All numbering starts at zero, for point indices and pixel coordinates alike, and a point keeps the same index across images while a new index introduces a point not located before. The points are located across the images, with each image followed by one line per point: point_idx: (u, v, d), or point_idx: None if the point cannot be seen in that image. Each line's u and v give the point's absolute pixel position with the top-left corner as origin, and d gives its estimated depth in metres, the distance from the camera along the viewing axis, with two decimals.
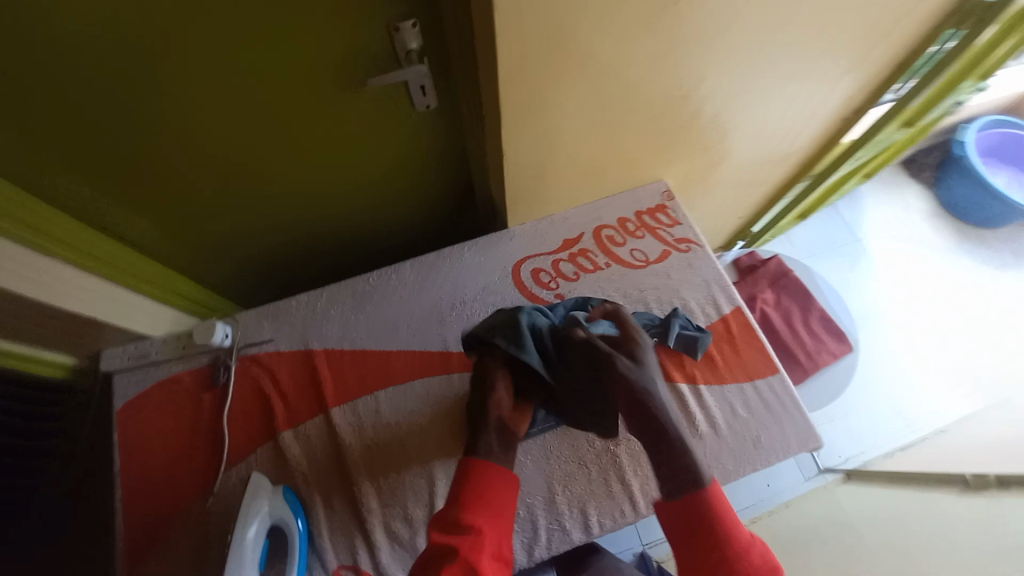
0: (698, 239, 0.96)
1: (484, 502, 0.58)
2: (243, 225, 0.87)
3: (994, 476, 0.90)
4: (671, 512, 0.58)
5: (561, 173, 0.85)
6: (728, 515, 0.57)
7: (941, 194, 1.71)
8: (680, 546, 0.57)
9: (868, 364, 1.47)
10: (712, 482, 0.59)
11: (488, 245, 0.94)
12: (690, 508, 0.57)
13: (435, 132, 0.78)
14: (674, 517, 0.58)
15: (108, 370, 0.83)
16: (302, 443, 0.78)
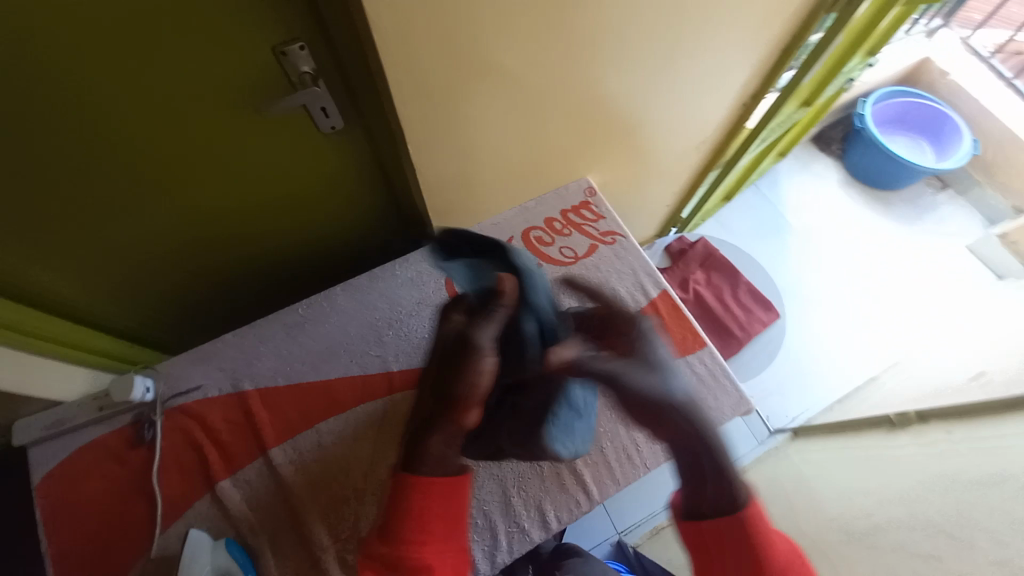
0: (623, 231, 1.00)
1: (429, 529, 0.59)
2: (158, 271, 0.83)
3: (915, 413, 0.99)
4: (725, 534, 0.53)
5: (485, 179, 0.88)
6: (761, 540, 0.53)
7: (847, 164, 1.88)
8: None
9: (801, 328, 1.58)
10: (745, 510, 0.53)
11: (420, 259, 0.93)
12: (726, 527, 0.53)
13: (351, 154, 0.78)
14: (705, 538, 0.55)
15: (23, 443, 0.76)
16: (243, 489, 0.74)
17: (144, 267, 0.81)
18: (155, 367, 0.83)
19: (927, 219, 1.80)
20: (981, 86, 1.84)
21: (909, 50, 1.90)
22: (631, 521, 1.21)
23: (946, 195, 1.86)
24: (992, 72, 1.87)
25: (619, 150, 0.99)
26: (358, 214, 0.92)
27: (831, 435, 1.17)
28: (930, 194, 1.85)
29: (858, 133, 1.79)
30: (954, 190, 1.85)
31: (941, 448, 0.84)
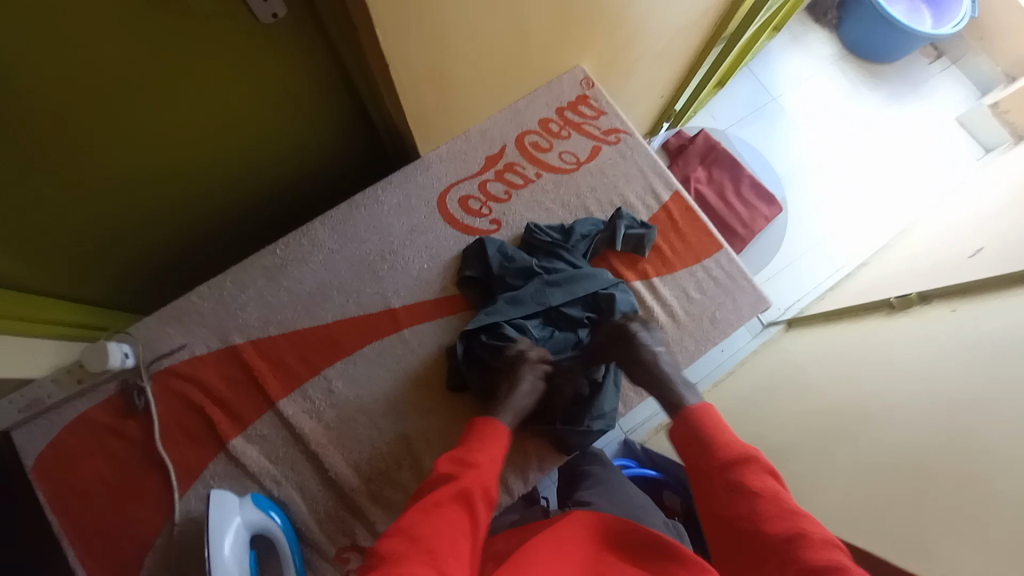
0: (628, 127, 0.89)
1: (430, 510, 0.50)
2: (101, 221, 0.72)
3: (916, 294, 1.01)
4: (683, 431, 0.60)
5: (470, 81, 0.74)
6: (718, 431, 0.57)
7: (843, 36, 1.73)
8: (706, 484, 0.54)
9: (795, 219, 1.55)
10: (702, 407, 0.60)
11: (404, 180, 0.82)
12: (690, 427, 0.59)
13: (307, 62, 0.65)
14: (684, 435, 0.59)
15: (3, 429, 0.70)
16: (258, 444, 0.71)
17: (82, 217, 0.70)
18: (128, 330, 0.74)
19: (924, 89, 1.71)
20: None
21: None
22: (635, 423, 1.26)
23: (944, 62, 1.76)
24: None
25: (618, 34, 0.85)
26: (325, 135, 0.79)
27: (827, 323, 1.20)
28: (925, 64, 1.74)
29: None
30: (952, 56, 1.75)
31: (940, 326, 0.85)
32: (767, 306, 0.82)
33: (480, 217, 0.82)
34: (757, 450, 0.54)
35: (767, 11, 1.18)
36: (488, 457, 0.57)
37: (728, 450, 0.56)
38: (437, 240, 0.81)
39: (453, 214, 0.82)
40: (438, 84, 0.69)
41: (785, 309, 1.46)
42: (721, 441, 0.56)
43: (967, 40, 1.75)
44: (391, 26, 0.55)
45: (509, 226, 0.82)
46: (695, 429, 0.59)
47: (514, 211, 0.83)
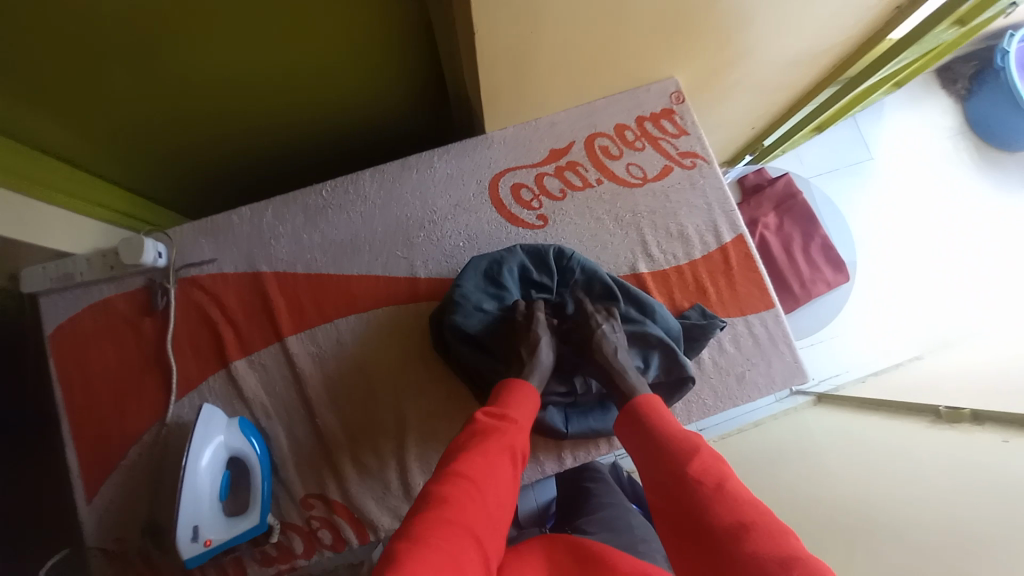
0: (707, 153, 0.83)
1: (518, 400, 0.55)
2: (158, 124, 0.72)
3: (970, 411, 0.91)
4: (637, 432, 0.54)
5: (554, 69, 0.69)
6: (664, 423, 0.53)
7: (968, 109, 1.54)
8: (645, 453, 0.51)
9: (858, 291, 1.44)
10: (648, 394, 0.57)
11: (462, 153, 0.80)
12: (633, 414, 0.56)
13: (394, 4, 0.60)
14: (637, 429, 0.54)
15: (31, 291, 0.73)
16: (258, 374, 0.72)
17: (144, 115, 0.69)
18: (167, 232, 0.76)
19: None
20: None
21: None
22: None
23: None
24: None
25: (726, 51, 0.77)
26: (395, 89, 0.76)
27: (860, 411, 1.11)
28: None
29: (999, 73, 1.42)
30: None
31: (990, 456, 0.76)
32: (803, 380, 0.76)
33: (527, 210, 0.79)
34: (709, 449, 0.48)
35: (896, 65, 1.05)
36: (523, 415, 0.54)
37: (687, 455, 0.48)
38: (478, 222, 0.78)
39: (502, 200, 0.79)
40: (520, 61, 0.64)
41: (818, 382, 1.37)
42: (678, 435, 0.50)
43: None
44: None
45: (554, 227, 0.79)
46: (636, 418, 0.55)
47: (564, 212, 0.80)
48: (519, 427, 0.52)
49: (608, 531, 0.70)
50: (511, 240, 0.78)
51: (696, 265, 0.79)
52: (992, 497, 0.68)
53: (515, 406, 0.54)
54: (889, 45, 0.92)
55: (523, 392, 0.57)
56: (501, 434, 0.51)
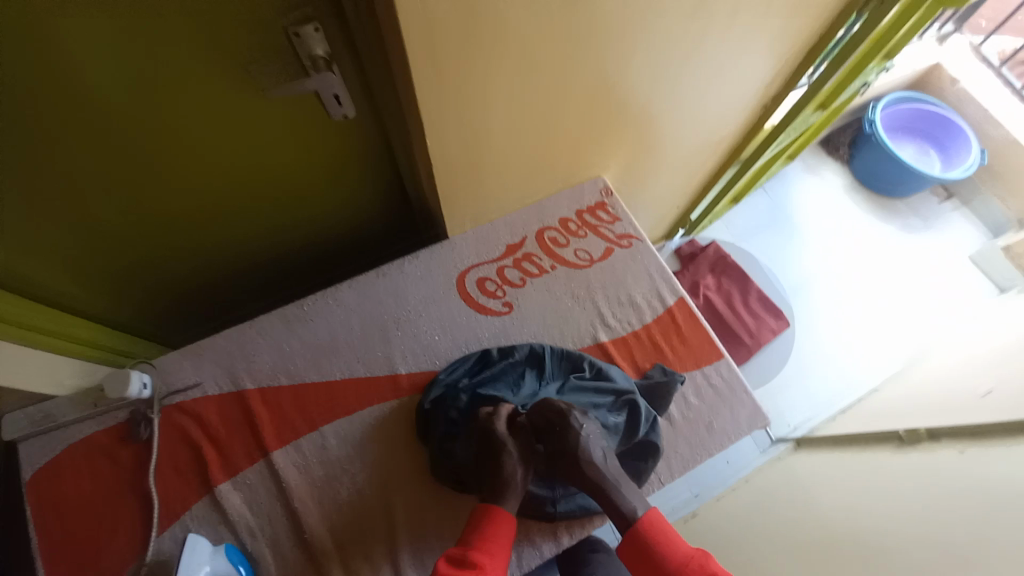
0: (640, 233, 0.97)
1: (489, 542, 0.59)
2: (158, 263, 0.81)
3: (925, 429, 0.99)
4: (630, 555, 0.61)
5: (500, 174, 0.83)
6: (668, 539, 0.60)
7: (854, 171, 1.87)
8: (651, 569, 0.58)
9: (806, 334, 1.56)
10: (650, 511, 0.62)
11: (430, 256, 0.90)
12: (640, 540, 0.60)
13: (361, 140, 0.74)
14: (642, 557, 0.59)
15: (11, 438, 0.73)
16: (242, 492, 0.72)
17: (136, 249, 0.77)
18: (151, 360, 0.79)
19: (933, 226, 1.80)
20: (993, 95, 1.83)
21: (919, 57, 1.88)
22: None
23: (951, 204, 1.86)
24: (1000, 81, 1.86)
25: (639, 146, 0.95)
26: (364, 205, 0.89)
27: (835, 448, 1.17)
28: (936, 203, 1.85)
29: (869, 138, 1.75)
30: (958, 199, 1.86)
31: (950, 468, 0.83)
32: (765, 422, 0.82)
33: (493, 298, 0.88)
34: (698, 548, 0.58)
35: (777, 146, 1.29)
36: (502, 549, 0.59)
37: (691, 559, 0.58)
38: (450, 314, 0.86)
39: (469, 292, 0.88)
40: (471, 171, 0.78)
41: (793, 427, 1.42)
42: (672, 548, 0.59)
43: (972, 186, 1.86)
44: (437, 125, 0.64)
45: (519, 310, 0.88)
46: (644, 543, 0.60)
47: (525, 296, 0.89)
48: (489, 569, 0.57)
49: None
50: (481, 326, 0.86)
51: (649, 327, 0.88)
52: (956, 505, 0.73)
53: (490, 545, 0.59)
54: (768, 129, 1.15)
55: (498, 534, 0.60)
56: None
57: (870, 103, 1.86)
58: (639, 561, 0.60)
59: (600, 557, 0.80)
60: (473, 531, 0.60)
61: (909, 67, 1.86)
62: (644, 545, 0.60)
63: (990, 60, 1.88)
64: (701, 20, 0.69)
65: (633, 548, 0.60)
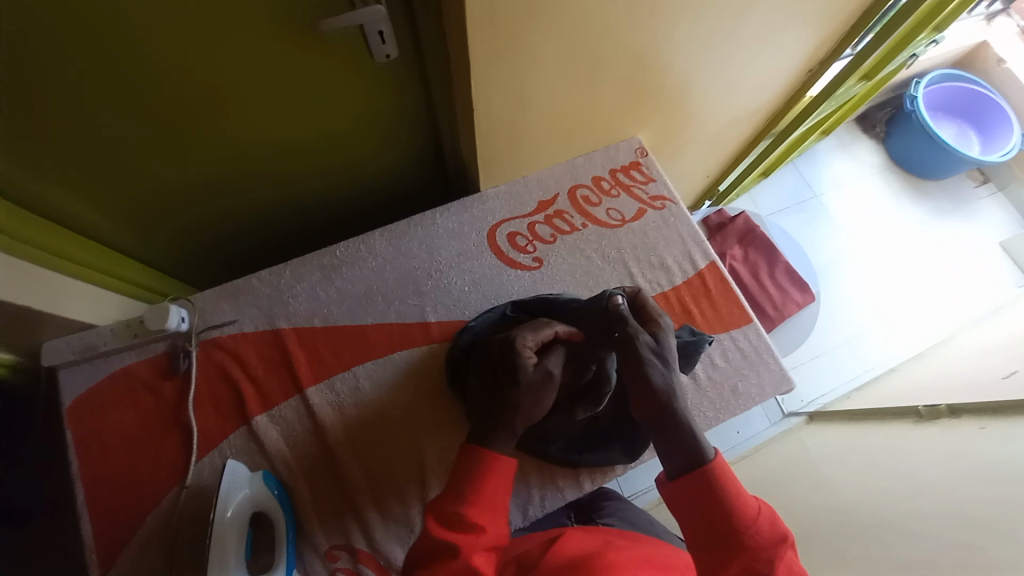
0: (673, 195, 0.95)
1: (479, 494, 0.55)
2: (194, 204, 0.81)
3: (946, 406, 0.99)
4: (682, 493, 0.54)
5: (538, 133, 0.82)
6: (731, 490, 0.53)
7: (890, 150, 1.81)
8: (694, 518, 0.53)
9: (827, 313, 1.55)
10: (713, 458, 0.55)
11: (461, 209, 0.89)
12: (691, 485, 0.53)
13: (401, 85, 0.72)
14: (682, 499, 0.54)
15: (52, 364, 0.74)
16: (279, 426, 0.74)
17: (174, 190, 0.77)
18: (188, 298, 0.80)
19: (966, 210, 1.75)
20: None
21: (969, 31, 1.79)
22: (639, 487, 1.27)
23: (987, 189, 1.81)
24: None
25: (681, 109, 0.93)
26: (397, 156, 0.88)
27: (850, 422, 1.18)
28: (971, 187, 1.80)
29: (909, 116, 1.69)
30: (995, 184, 1.81)
31: (973, 442, 0.83)
32: (790, 387, 0.83)
33: (524, 254, 0.88)
34: (761, 504, 0.53)
35: (817, 117, 1.25)
36: (497, 494, 0.56)
37: (745, 516, 0.51)
38: (480, 267, 0.86)
39: (500, 247, 0.88)
40: (510, 129, 0.76)
41: (806, 402, 1.43)
42: (739, 500, 0.52)
43: (1011, 170, 1.80)
44: (485, 79, 0.62)
45: (549, 266, 0.87)
46: (696, 490, 0.53)
47: (556, 253, 0.89)
48: (486, 532, 0.54)
49: (628, 524, 0.80)
50: (511, 281, 0.86)
51: (678, 289, 0.88)
52: (977, 476, 0.74)
53: (483, 498, 0.55)
54: (809, 99, 1.11)
55: (495, 475, 0.56)
56: (467, 545, 0.52)
57: (912, 80, 1.78)
58: (691, 504, 0.53)
59: (612, 502, 0.87)
60: (474, 483, 0.56)
61: (958, 42, 1.78)
62: (710, 489, 0.53)
63: None
64: None
65: (689, 490, 0.54)
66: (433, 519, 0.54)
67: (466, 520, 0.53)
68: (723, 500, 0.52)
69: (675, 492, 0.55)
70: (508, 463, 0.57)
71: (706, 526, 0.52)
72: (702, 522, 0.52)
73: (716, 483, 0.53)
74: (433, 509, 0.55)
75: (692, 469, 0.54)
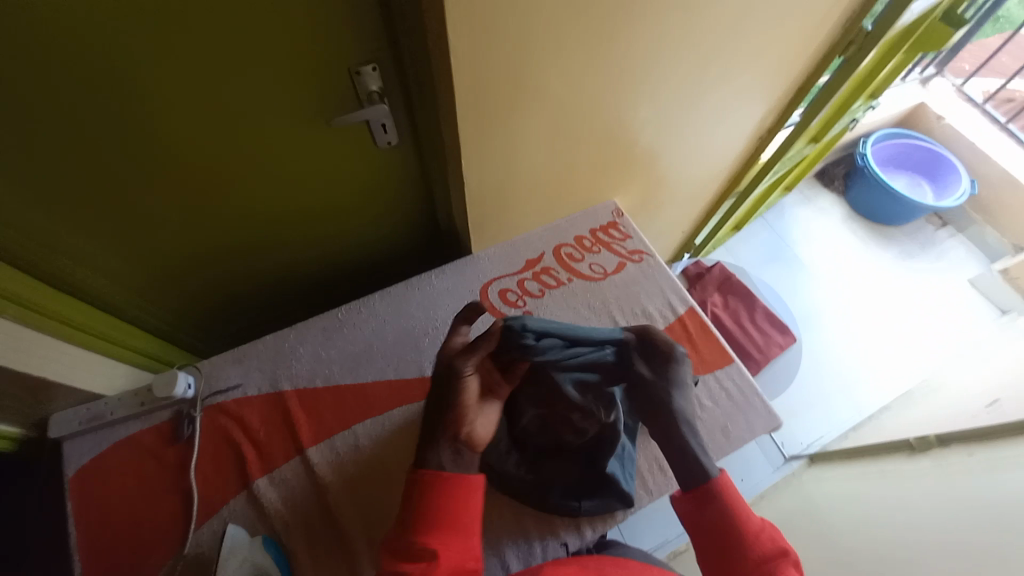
0: (650, 249, 1.04)
1: (432, 511, 0.56)
2: (208, 274, 0.88)
3: (935, 436, 1.01)
4: (692, 505, 0.60)
5: (523, 201, 0.91)
6: (738, 506, 0.58)
7: (851, 201, 1.95)
8: (706, 528, 0.58)
9: (813, 354, 1.60)
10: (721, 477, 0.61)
11: (455, 270, 0.96)
12: (702, 497, 0.59)
13: (399, 164, 0.83)
14: (694, 512, 0.59)
15: (57, 436, 0.77)
16: (279, 489, 0.75)
17: (190, 261, 0.84)
18: (195, 365, 0.84)
19: (930, 252, 1.86)
20: (977, 131, 1.95)
21: (905, 96, 2.02)
22: (646, 544, 1.23)
23: (947, 231, 1.94)
24: (985, 117, 1.99)
25: (650, 174, 1.04)
26: (395, 223, 0.97)
27: (849, 462, 1.18)
28: (932, 230, 1.92)
29: (862, 171, 1.85)
30: (954, 227, 1.94)
31: (965, 471, 0.85)
32: (778, 425, 0.86)
33: (515, 308, 0.94)
34: (768, 522, 0.58)
35: (775, 175, 1.38)
36: (447, 501, 0.57)
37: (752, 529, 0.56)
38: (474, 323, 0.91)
39: (492, 303, 0.94)
40: (499, 197, 0.86)
41: (805, 445, 1.42)
42: (745, 516, 0.58)
43: (966, 214, 1.94)
44: (473, 154, 0.72)
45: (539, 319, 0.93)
46: (708, 501, 0.59)
47: (545, 306, 0.95)
48: (442, 558, 0.53)
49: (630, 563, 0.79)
50: None
51: None
52: (974, 506, 0.75)
53: (438, 509, 0.56)
54: (763, 161, 1.24)
55: (444, 485, 0.58)
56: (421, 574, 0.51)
57: (861, 139, 1.97)
58: (698, 513, 0.59)
59: None
60: (427, 510, 0.56)
61: (896, 106, 1.99)
62: (716, 501, 0.58)
63: (972, 100, 2.02)
64: (706, 63, 0.78)
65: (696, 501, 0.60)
66: (387, 558, 0.55)
67: (417, 548, 0.53)
68: (731, 513, 0.57)
69: (686, 506, 0.60)
70: (455, 480, 0.58)
71: (713, 539, 0.57)
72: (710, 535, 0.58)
73: (725, 498, 0.58)
74: (389, 545, 0.56)
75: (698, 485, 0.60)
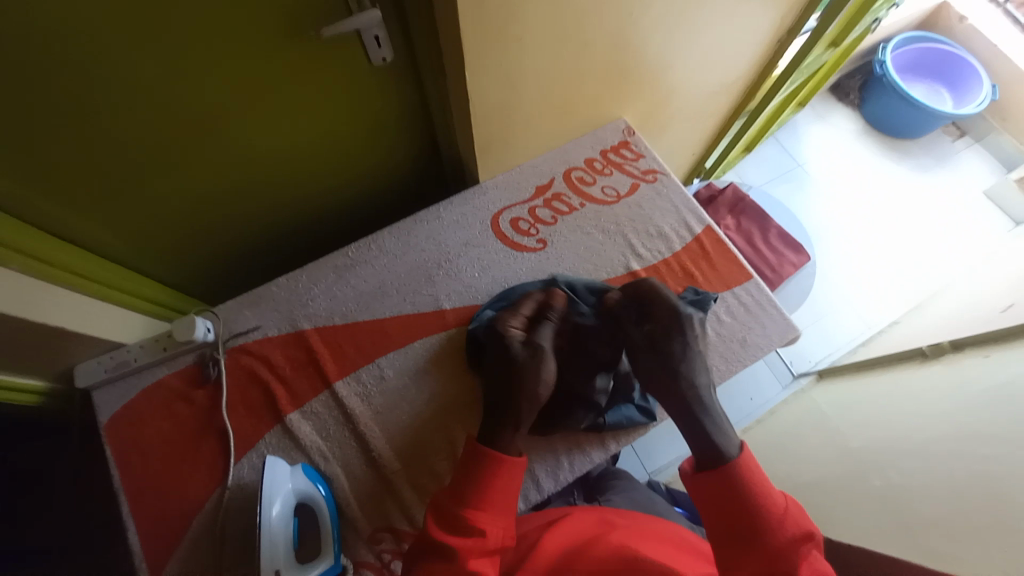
0: (663, 168, 1.00)
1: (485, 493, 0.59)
2: (211, 222, 0.85)
3: (948, 342, 1.02)
4: (706, 485, 0.59)
5: (527, 119, 0.86)
6: (759, 487, 0.57)
7: (866, 115, 1.86)
8: (713, 509, 0.57)
9: (824, 274, 1.59)
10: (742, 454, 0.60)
11: (463, 202, 0.93)
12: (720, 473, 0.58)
13: (397, 88, 0.77)
14: (704, 487, 0.59)
15: (86, 385, 0.77)
16: (312, 421, 0.77)
17: (193, 209, 0.80)
18: (210, 310, 0.83)
19: (946, 163, 1.80)
20: (1002, 30, 1.82)
21: None
22: (660, 463, 1.29)
23: (964, 141, 1.86)
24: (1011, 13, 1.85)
25: (661, 85, 0.97)
26: (397, 157, 0.92)
27: (859, 372, 1.21)
28: (949, 141, 1.85)
29: (880, 80, 1.75)
30: (971, 136, 1.87)
31: (980, 370, 0.86)
32: (797, 334, 0.86)
33: (527, 236, 0.92)
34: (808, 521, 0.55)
35: (791, 86, 1.30)
36: (497, 488, 0.60)
37: (782, 520, 0.54)
38: (488, 253, 0.90)
39: (503, 232, 0.91)
40: (502, 115, 0.81)
41: (813, 361, 1.45)
42: (766, 494, 0.56)
43: (984, 121, 1.86)
44: (478, 67, 0.67)
45: (553, 246, 0.91)
46: (727, 489, 0.57)
47: (559, 233, 0.92)
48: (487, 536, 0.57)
49: (630, 503, 0.82)
50: (519, 263, 0.89)
51: (679, 255, 0.91)
52: (996, 399, 0.76)
53: (489, 496, 0.59)
54: (775, 75, 1.17)
55: (503, 479, 0.61)
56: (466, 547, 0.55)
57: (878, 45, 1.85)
58: (712, 498, 0.58)
59: (622, 481, 0.90)
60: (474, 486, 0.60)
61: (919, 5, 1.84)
62: (735, 482, 0.57)
63: None
64: None
65: (709, 485, 0.58)
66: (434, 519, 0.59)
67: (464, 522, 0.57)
68: (757, 499, 0.56)
69: (701, 483, 0.59)
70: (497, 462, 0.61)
71: (721, 522, 0.56)
72: (720, 517, 0.57)
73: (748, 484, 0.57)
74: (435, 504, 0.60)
75: (721, 460, 0.59)
